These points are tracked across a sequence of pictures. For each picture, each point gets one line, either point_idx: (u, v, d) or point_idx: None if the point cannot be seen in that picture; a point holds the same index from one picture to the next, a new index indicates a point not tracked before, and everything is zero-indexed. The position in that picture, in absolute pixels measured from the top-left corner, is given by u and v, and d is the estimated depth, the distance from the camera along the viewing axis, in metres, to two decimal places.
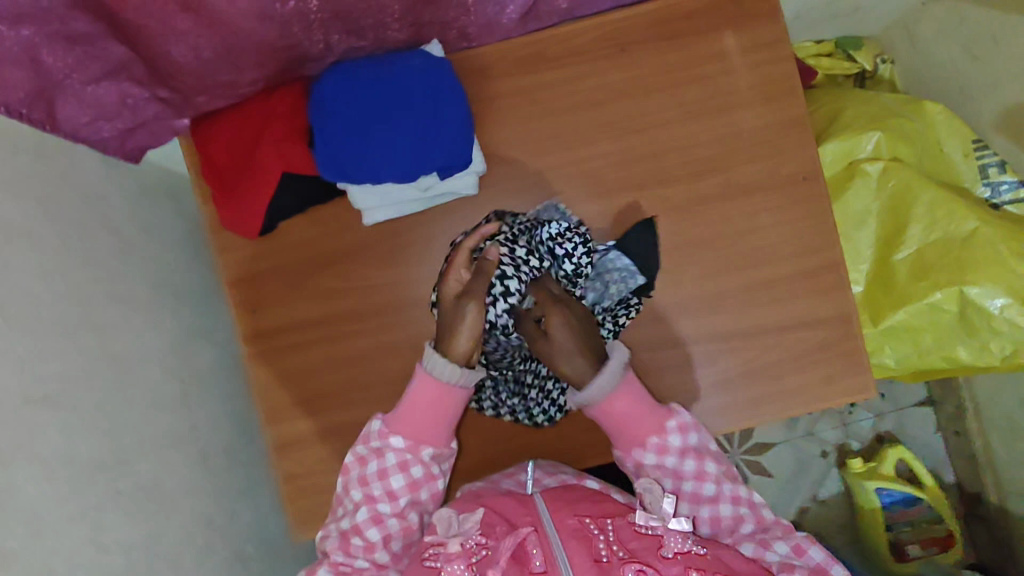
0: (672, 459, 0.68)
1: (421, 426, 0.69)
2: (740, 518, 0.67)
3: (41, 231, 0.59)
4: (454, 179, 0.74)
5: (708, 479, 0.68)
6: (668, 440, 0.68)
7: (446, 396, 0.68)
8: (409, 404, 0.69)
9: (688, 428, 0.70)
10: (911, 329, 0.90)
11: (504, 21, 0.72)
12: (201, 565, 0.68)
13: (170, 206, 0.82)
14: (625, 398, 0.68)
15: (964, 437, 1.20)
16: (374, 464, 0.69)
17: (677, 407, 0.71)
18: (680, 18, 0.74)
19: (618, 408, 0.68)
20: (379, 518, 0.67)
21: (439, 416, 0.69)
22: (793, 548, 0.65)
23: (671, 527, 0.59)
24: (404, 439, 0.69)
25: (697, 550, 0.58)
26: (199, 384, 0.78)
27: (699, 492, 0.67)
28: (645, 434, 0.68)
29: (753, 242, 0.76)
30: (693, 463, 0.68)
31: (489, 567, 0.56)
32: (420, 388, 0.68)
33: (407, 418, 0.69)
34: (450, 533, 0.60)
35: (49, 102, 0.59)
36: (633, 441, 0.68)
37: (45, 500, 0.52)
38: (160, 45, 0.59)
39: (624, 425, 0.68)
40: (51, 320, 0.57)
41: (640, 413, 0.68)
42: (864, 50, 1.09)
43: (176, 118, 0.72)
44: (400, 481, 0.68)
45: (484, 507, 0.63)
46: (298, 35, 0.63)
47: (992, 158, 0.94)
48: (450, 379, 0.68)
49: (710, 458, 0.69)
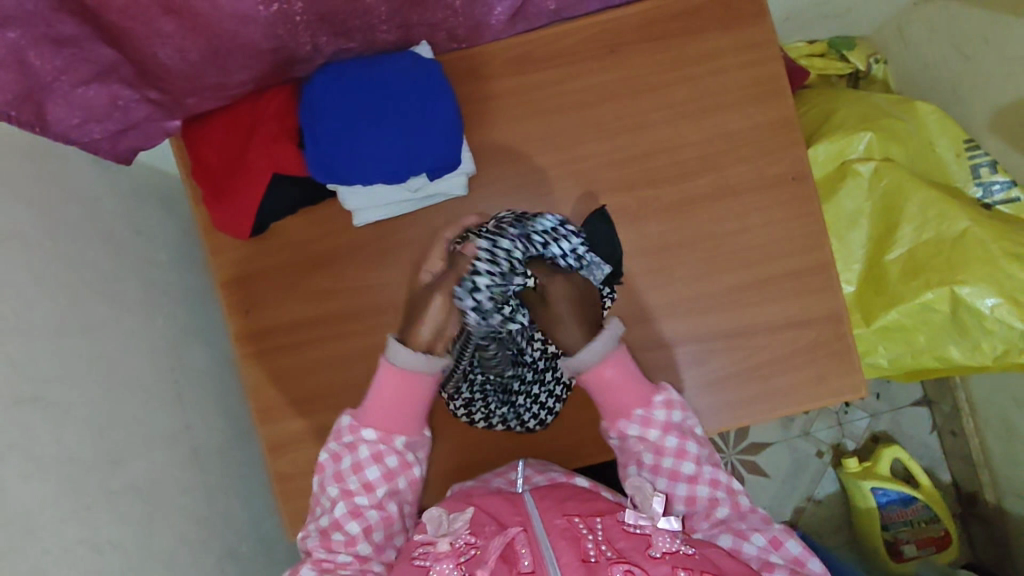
0: (655, 433, 0.67)
1: (391, 414, 0.67)
2: (716, 502, 0.66)
3: (29, 232, 0.59)
4: (444, 181, 0.74)
5: (689, 459, 0.67)
6: (653, 413, 0.68)
7: (415, 384, 0.67)
8: (378, 396, 0.67)
9: (674, 404, 0.69)
10: (904, 328, 0.90)
11: (492, 23, 0.73)
12: (193, 565, 0.68)
13: (163, 208, 0.82)
14: (618, 367, 0.67)
15: (959, 437, 1.20)
16: (348, 458, 0.67)
17: (667, 385, 0.71)
18: (669, 18, 0.75)
19: (608, 375, 0.67)
20: (358, 511, 0.65)
21: (410, 404, 0.67)
22: (768, 539, 0.65)
23: (660, 526, 0.59)
24: (376, 430, 0.67)
25: (686, 550, 0.57)
26: (190, 385, 0.78)
27: (679, 469, 0.66)
28: (630, 406, 0.67)
29: (743, 242, 0.76)
30: (676, 440, 0.67)
31: (478, 567, 0.56)
32: (386, 379, 0.67)
33: (377, 409, 0.67)
34: (439, 532, 0.60)
35: (38, 103, 0.59)
36: (620, 412, 0.68)
37: (32, 502, 0.52)
38: (147, 47, 0.59)
39: (615, 395, 0.68)
40: (38, 321, 0.57)
41: (631, 384, 0.68)
42: (857, 50, 1.08)
43: (167, 118, 0.71)
44: (376, 472, 0.66)
45: (475, 507, 0.63)
46: (285, 37, 0.63)
47: (983, 158, 0.94)
48: (416, 367, 0.67)
49: (693, 438, 0.68)
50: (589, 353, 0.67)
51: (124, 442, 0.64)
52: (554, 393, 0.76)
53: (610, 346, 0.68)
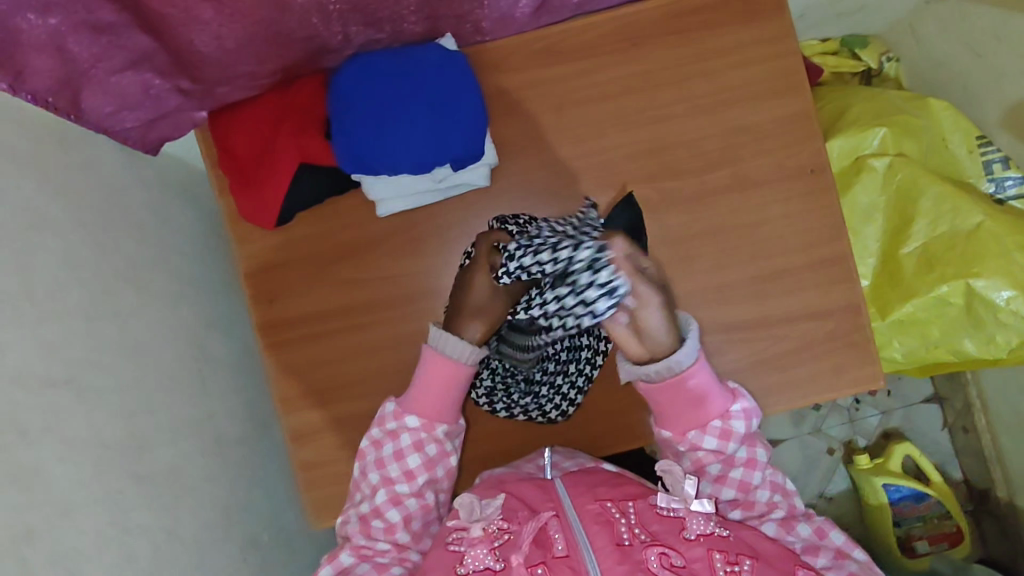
0: (732, 446, 0.67)
1: (434, 404, 0.70)
2: (775, 505, 0.68)
3: (66, 216, 0.59)
4: (467, 171, 0.75)
5: (757, 468, 0.68)
6: (732, 424, 0.67)
7: (458, 374, 0.70)
8: (420, 386, 0.70)
9: (752, 413, 0.68)
10: (919, 322, 0.91)
11: (517, 15, 0.74)
12: (220, 549, 0.69)
13: (188, 199, 0.83)
14: (701, 377, 0.66)
15: (971, 434, 1.21)
16: (390, 446, 0.70)
17: (740, 390, 0.70)
18: (690, 12, 0.76)
19: (691, 385, 0.66)
20: (398, 499, 0.69)
21: (450, 393, 0.70)
22: (815, 530, 0.67)
23: (694, 509, 0.59)
24: (419, 419, 0.70)
25: (721, 531, 0.58)
26: (216, 373, 0.78)
27: (747, 479, 0.68)
28: (707, 418, 0.66)
29: (763, 233, 0.77)
30: (747, 450, 0.68)
31: (511, 551, 0.57)
32: (429, 369, 0.70)
33: (420, 398, 0.70)
34: (472, 519, 0.61)
35: (75, 90, 0.62)
36: (692, 423, 0.67)
37: (71, 482, 0.52)
38: (184, 34, 0.60)
39: (690, 405, 0.66)
40: (77, 302, 0.58)
41: (710, 396, 0.66)
42: (869, 48, 1.10)
43: (197, 110, 0.73)
44: (416, 460, 0.70)
45: (506, 493, 0.64)
46: (317, 26, 0.65)
47: (995, 154, 0.95)
48: (460, 356, 0.70)
49: (760, 445, 0.69)
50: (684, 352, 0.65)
51: (158, 425, 0.64)
52: (576, 385, 0.75)
53: (696, 355, 0.66)
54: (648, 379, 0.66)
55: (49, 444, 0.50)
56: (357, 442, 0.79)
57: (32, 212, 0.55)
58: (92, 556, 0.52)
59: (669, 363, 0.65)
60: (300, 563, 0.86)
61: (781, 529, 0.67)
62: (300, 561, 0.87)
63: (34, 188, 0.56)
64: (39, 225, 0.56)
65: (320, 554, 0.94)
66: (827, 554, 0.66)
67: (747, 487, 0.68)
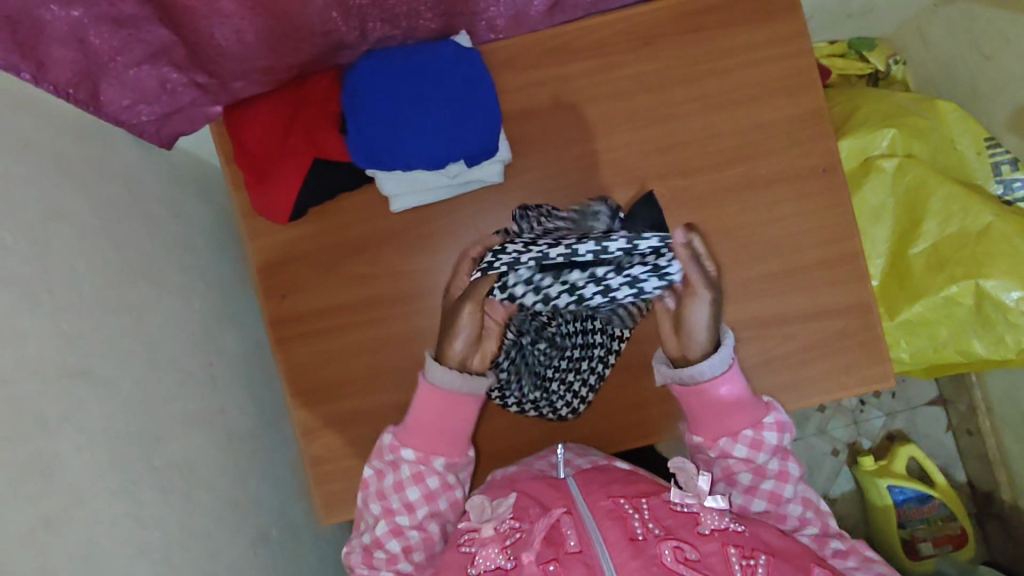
0: (762, 456, 0.70)
1: (431, 436, 0.71)
2: (807, 521, 0.69)
3: (84, 208, 0.60)
4: (481, 168, 0.76)
5: (789, 481, 0.70)
6: (763, 435, 0.70)
7: (452, 406, 0.71)
8: (418, 418, 0.72)
9: (784, 428, 0.71)
10: (927, 322, 0.92)
11: (531, 13, 0.75)
12: (232, 544, 0.69)
13: (201, 194, 0.83)
14: (732, 386, 0.70)
15: (976, 437, 1.21)
16: (390, 477, 0.71)
17: (775, 405, 0.73)
18: (703, 11, 0.76)
19: (722, 391, 0.70)
20: (399, 530, 0.70)
21: (447, 424, 0.72)
22: (848, 547, 0.67)
23: (708, 505, 0.60)
24: (415, 451, 0.71)
25: (735, 527, 0.59)
26: (228, 368, 0.78)
27: (779, 491, 0.69)
28: (739, 426, 0.70)
29: (774, 232, 0.77)
30: (778, 463, 0.70)
31: (523, 548, 0.57)
32: (424, 401, 0.71)
33: (417, 429, 0.71)
34: (483, 519, 0.62)
35: (95, 82, 0.63)
36: (723, 431, 0.71)
37: (88, 472, 0.52)
38: (204, 28, 0.60)
39: (724, 412, 0.70)
40: (96, 293, 0.58)
41: (741, 405, 0.70)
42: (877, 50, 1.11)
43: (212, 105, 0.74)
44: (416, 493, 0.70)
45: (518, 492, 0.64)
46: (335, 21, 0.65)
47: (1003, 156, 0.96)
48: (456, 387, 0.72)
49: (794, 461, 0.72)
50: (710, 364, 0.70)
51: (173, 417, 0.64)
52: (588, 383, 0.76)
53: (728, 364, 0.71)
54: (682, 382, 0.71)
55: (68, 435, 0.50)
56: (367, 437, 0.79)
57: (51, 203, 0.55)
58: (111, 547, 0.52)
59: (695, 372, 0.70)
60: (308, 559, 0.86)
61: (814, 543, 0.67)
62: (309, 557, 0.87)
63: (52, 178, 0.56)
64: (60, 217, 0.56)
65: (327, 551, 0.94)
66: (857, 558, 0.66)
67: (779, 499, 0.69)
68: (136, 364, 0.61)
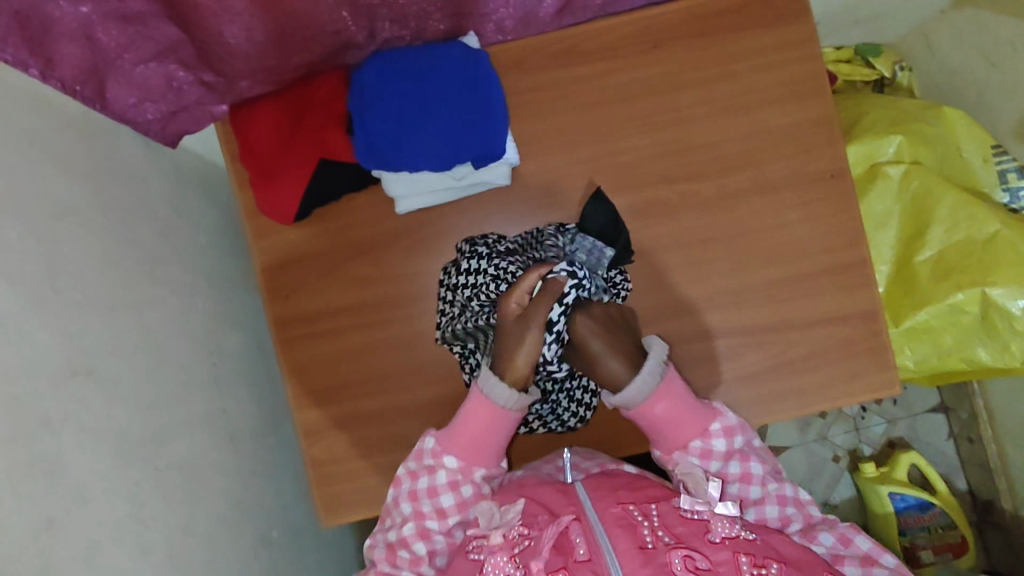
0: (715, 464, 0.66)
1: (475, 446, 0.67)
2: (788, 519, 0.67)
3: (90, 205, 0.59)
4: (487, 169, 0.75)
5: (754, 482, 0.67)
6: (712, 444, 0.66)
7: (498, 419, 0.67)
8: (464, 424, 0.68)
9: (734, 430, 0.68)
10: (932, 330, 0.92)
11: (540, 15, 0.75)
12: (234, 546, 0.68)
13: (205, 193, 0.83)
14: (668, 402, 0.66)
15: (977, 445, 1.20)
16: (425, 481, 0.68)
17: (722, 408, 0.69)
18: (711, 15, 0.76)
19: (658, 411, 0.66)
20: (426, 534, 0.66)
21: (492, 436, 0.67)
22: (837, 537, 0.66)
23: (718, 512, 0.60)
24: (457, 459, 0.67)
25: (746, 535, 0.58)
26: (232, 368, 0.78)
27: (745, 494, 0.67)
28: (687, 439, 0.66)
29: (781, 238, 0.77)
30: (738, 465, 0.67)
31: (531, 557, 0.56)
32: (472, 409, 0.67)
33: (460, 437, 0.67)
34: (492, 526, 0.62)
35: (102, 79, 0.62)
36: (675, 444, 0.67)
37: (91, 472, 0.51)
38: (213, 25, 0.60)
39: (668, 429, 0.67)
40: (99, 293, 0.57)
41: (684, 417, 0.66)
42: (884, 57, 1.09)
43: (217, 104, 0.73)
44: (450, 500, 0.67)
45: (526, 498, 0.64)
46: (345, 19, 0.65)
47: (1010, 164, 0.95)
48: (504, 402, 0.67)
49: (755, 459, 0.68)
50: (637, 390, 0.66)
51: (177, 416, 0.64)
52: (589, 389, 0.76)
53: (658, 376, 0.67)
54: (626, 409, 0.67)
55: (71, 433, 0.50)
56: (369, 440, 0.78)
57: (57, 200, 0.55)
58: (113, 548, 0.51)
59: (637, 386, 0.66)
60: (308, 561, 0.86)
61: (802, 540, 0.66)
62: (309, 560, 0.86)
63: (56, 176, 0.56)
64: (66, 214, 0.56)
65: (328, 554, 0.93)
66: (855, 562, 0.64)
67: (746, 502, 0.67)
68: (140, 365, 0.60)
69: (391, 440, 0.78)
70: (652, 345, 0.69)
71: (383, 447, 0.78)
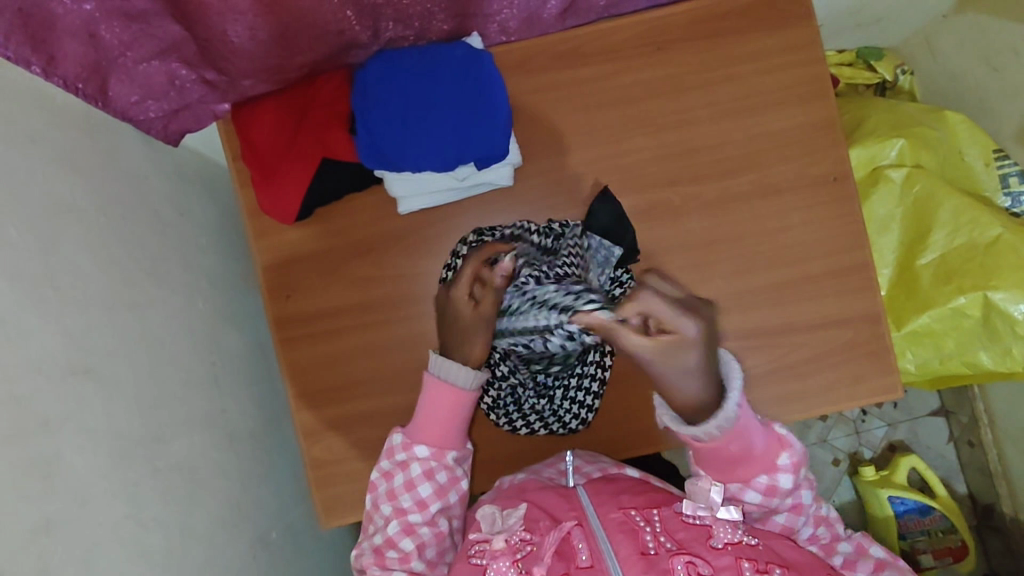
0: (777, 500, 0.63)
1: (442, 430, 0.69)
2: (818, 537, 0.67)
3: (90, 204, 0.59)
4: (490, 170, 0.75)
5: (802, 511, 0.65)
6: (777, 480, 0.63)
7: (461, 401, 0.69)
8: (428, 413, 0.69)
9: (799, 464, 0.64)
10: (934, 333, 0.91)
11: (544, 16, 0.74)
12: (232, 546, 0.68)
13: (206, 191, 0.82)
14: (745, 439, 0.61)
15: (977, 449, 1.20)
16: (401, 477, 0.68)
17: (789, 438, 0.65)
18: (715, 17, 0.76)
19: (733, 447, 0.61)
20: (411, 528, 0.67)
21: (457, 418, 0.69)
22: (855, 547, 0.66)
23: (721, 517, 0.58)
24: (427, 447, 0.69)
25: (749, 540, 0.57)
26: (231, 368, 0.78)
27: (791, 523, 0.65)
28: (752, 475, 0.62)
29: (784, 240, 0.77)
30: (792, 498, 0.64)
31: (533, 563, 0.57)
32: (434, 395, 0.69)
33: (428, 426, 0.69)
34: (494, 531, 0.62)
35: (104, 77, 0.62)
36: (738, 476, 0.62)
37: (90, 472, 0.51)
38: (216, 24, 0.60)
39: (734, 465, 0.62)
40: (99, 292, 0.57)
41: (756, 452, 0.62)
42: (885, 61, 1.09)
43: (219, 103, 0.73)
44: (428, 489, 0.68)
45: (529, 503, 0.65)
46: (349, 19, 0.65)
47: (1012, 168, 0.95)
48: (462, 382, 0.69)
49: (806, 488, 0.66)
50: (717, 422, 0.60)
51: (176, 417, 0.63)
52: (591, 390, 0.74)
53: (738, 411, 0.61)
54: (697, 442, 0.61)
55: (71, 433, 0.50)
56: (369, 440, 0.78)
57: (58, 198, 0.55)
58: (112, 548, 0.51)
59: (717, 423, 0.59)
60: (307, 562, 0.85)
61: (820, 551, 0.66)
62: (307, 561, 0.85)
63: (58, 174, 0.55)
64: (66, 212, 0.55)
65: (326, 555, 0.93)
66: (867, 562, 0.64)
67: (791, 530, 0.65)
68: (140, 364, 0.60)
69: None
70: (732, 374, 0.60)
71: (384, 448, 0.78)
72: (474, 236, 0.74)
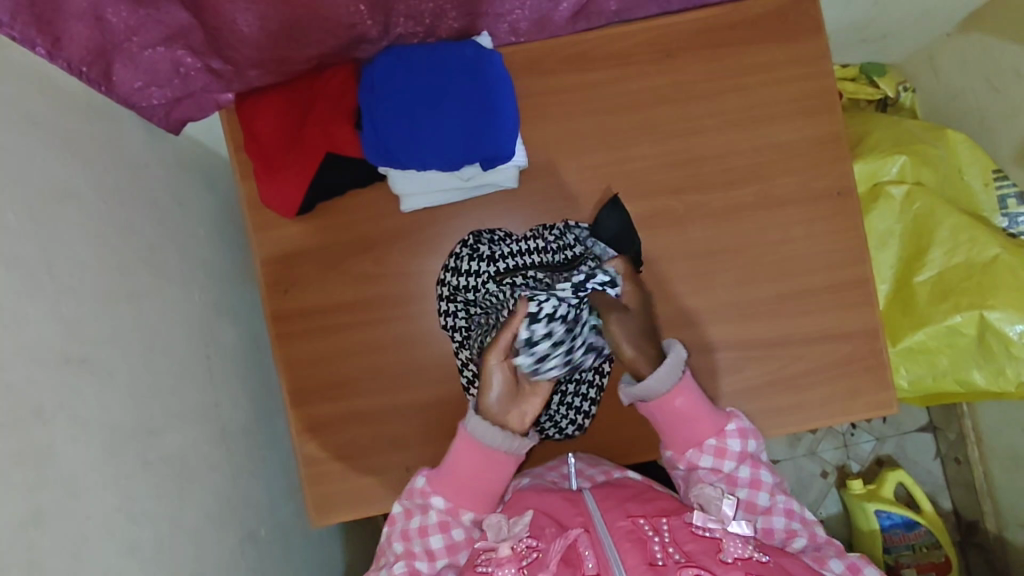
0: (729, 464, 0.67)
1: (466, 489, 0.67)
2: (794, 533, 0.66)
3: (89, 191, 0.58)
4: (497, 171, 0.74)
5: (764, 489, 0.67)
6: (726, 442, 0.68)
7: (489, 464, 0.67)
8: (455, 465, 0.67)
9: (747, 433, 0.69)
10: (929, 350, 0.92)
11: (556, 18, 0.74)
12: (221, 543, 0.67)
13: (206, 181, 0.81)
14: (687, 397, 0.68)
15: (964, 465, 1.21)
16: (417, 520, 0.67)
17: (736, 412, 0.71)
18: (726, 27, 0.76)
19: (679, 405, 0.68)
20: (415, 575, 0.64)
21: (483, 480, 0.67)
22: (847, 566, 0.63)
23: (733, 531, 0.59)
24: (447, 501, 0.67)
25: (759, 556, 0.57)
26: (226, 360, 0.77)
27: (753, 500, 0.66)
28: (701, 436, 0.68)
29: (786, 252, 0.77)
30: (749, 471, 0.67)
31: (540, 569, 0.57)
32: (463, 452, 0.67)
33: (450, 479, 0.67)
34: (500, 539, 0.62)
35: (108, 61, 0.61)
36: (689, 442, 0.68)
37: (82, 464, 0.50)
38: (227, 13, 0.59)
39: (682, 423, 0.68)
40: (96, 280, 0.56)
41: (700, 414, 0.68)
42: (887, 77, 1.10)
43: (223, 92, 0.72)
44: (440, 541, 0.66)
45: (534, 509, 0.64)
46: (362, 14, 0.64)
47: (1010, 189, 0.96)
48: (495, 447, 0.67)
49: (765, 468, 0.69)
50: (659, 380, 0.68)
51: (167, 410, 0.62)
52: (589, 397, 0.76)
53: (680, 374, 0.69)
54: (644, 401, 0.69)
55: (64, 424, 0.48)
56: (362, 439, 0.77)
57: (58, 183, 0.54)
58: (101, 541, 0.50)
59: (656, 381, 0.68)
60: (296, 559, 0.85)
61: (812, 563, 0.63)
62: (296, 558, 0.84)
63: (59, 158, 0.55)
64: (63, 197, 0.54)
65: (316, 552, 0.92)
66: None
67: (753, 505, 0.66)
68: (135, 355, 0.59)
69: (387, 439, 0.77)
70: (672, 347, 0.69)
71: (379, 447, 0.77)
72: (471, 237, 0.74)
